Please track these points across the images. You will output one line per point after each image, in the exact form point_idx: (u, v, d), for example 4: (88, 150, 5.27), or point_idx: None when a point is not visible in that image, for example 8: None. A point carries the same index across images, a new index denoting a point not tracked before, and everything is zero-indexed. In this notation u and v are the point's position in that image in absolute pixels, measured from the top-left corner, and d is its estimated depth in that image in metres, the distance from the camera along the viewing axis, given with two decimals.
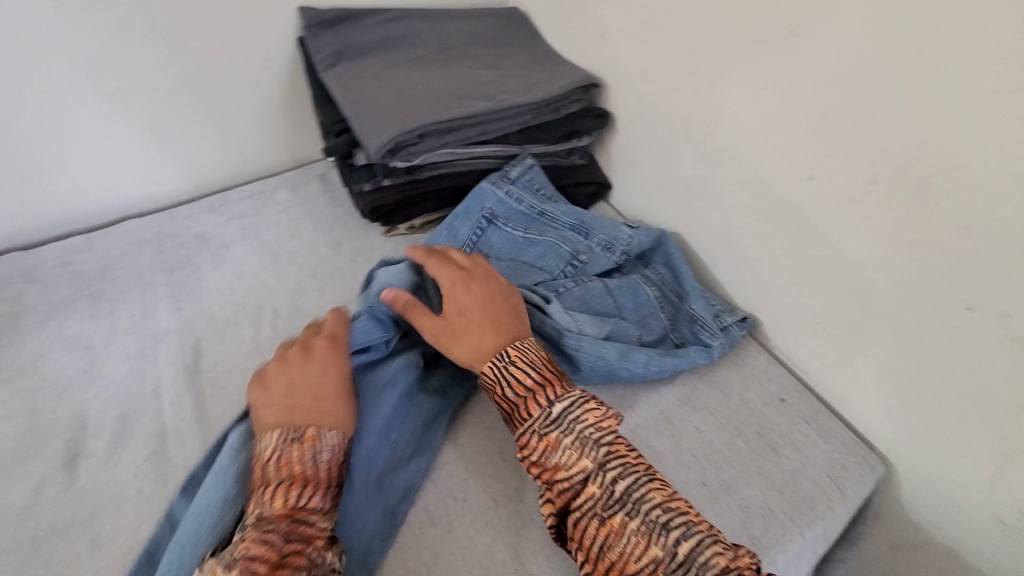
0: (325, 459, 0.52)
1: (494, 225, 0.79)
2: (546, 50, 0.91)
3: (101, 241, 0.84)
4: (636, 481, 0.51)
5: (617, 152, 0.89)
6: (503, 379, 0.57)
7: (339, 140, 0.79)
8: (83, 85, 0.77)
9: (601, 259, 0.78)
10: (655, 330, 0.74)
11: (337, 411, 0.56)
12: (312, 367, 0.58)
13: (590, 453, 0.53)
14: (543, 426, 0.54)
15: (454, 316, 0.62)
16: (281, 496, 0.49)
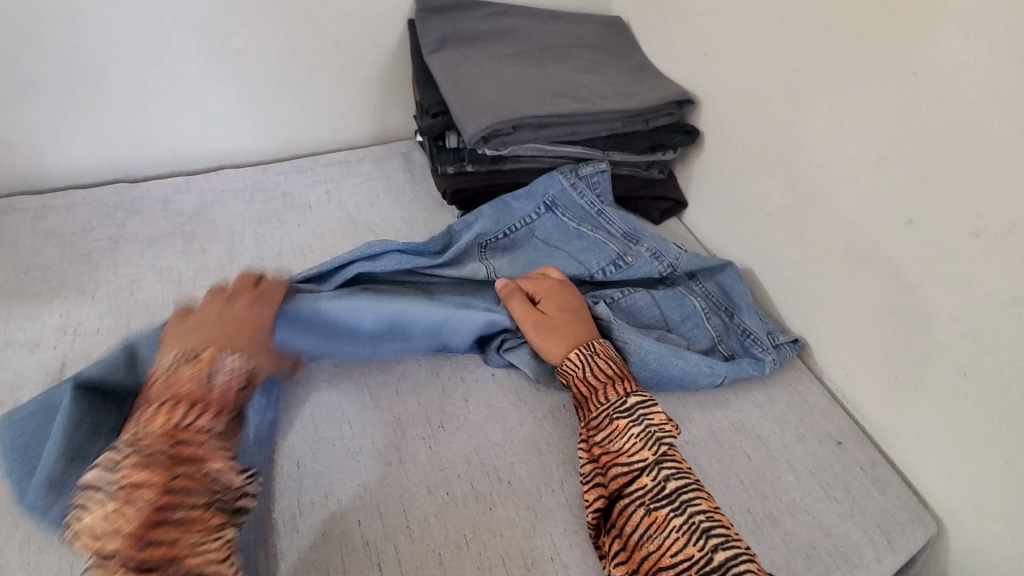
0: (221, 379, 0.52)
1: (551, 213, 0.83)
2: (644, 63, 0.92)
3: (199, 185, 0.90)
4: (688, 485, 0.55)
5: (699, 171, 0.89)
6: (588, 364, 0.63)
7: (435, 121, 0.81)
8: (212, 40, 0.83)
9: (646, 265, 0.78)
10: (703, 345, 0.74)
11: (234, 336, 0.55)
12: (228, 312, 0.59)
13: (652, 446, 0.57)
14: (615, 412, 0.60)
15: (553, 316, 0.67)
16: (166, 417, 0.48)
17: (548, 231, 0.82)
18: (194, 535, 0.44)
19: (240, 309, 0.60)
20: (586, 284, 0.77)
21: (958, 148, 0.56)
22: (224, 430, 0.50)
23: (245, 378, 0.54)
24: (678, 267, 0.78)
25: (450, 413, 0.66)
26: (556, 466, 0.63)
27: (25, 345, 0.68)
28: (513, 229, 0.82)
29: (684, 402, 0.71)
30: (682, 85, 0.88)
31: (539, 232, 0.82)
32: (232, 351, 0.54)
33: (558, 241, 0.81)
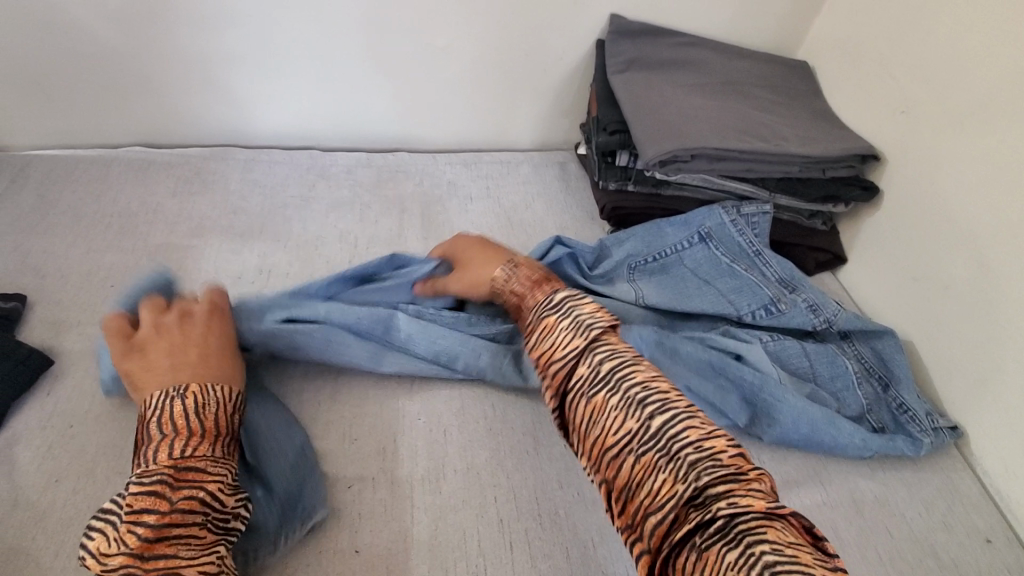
0: (211, 410, 0.53)
1: (705, 244, 0.83)
2: (827, 112, 0.91)
3: (378, 162, 0.99)
4: (623, 362, 0.52)
5: (868, 229, 0.86)
6: (512, 279, 0.64)
7: (611, 138, 0.84)
8: (421, 36, 0.91)
9: (801, 315, 0.76)
10: (852, 410, 0.71)
11: (214, 368, 0.57)
12: (194, 333, 0.59)
13: (583, 334, 0.54)
14: (545, 310, 0.57)
15: (466, 253, 0.71)
16: (166, 450, 0.50)
17: (698, 263, 0.82)
18: (193, 556, 0.47)
19: (205, 328, 0.60)
20: (732, 321, 0.77)
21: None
22: (217, 457, 0.52)
23: (235, 402, 0.56)
24: (834, 324, 0.76)
25: None
26: None
27: (228, 276, 0.79)
28: (663, 254, 0.83)
29: (821, 460, 0.69)
30: (867, 140, 0.86)
31: (688, 261, 0.82)
32: (217, 378, 0.56)
33: (708, 275, 0.81)
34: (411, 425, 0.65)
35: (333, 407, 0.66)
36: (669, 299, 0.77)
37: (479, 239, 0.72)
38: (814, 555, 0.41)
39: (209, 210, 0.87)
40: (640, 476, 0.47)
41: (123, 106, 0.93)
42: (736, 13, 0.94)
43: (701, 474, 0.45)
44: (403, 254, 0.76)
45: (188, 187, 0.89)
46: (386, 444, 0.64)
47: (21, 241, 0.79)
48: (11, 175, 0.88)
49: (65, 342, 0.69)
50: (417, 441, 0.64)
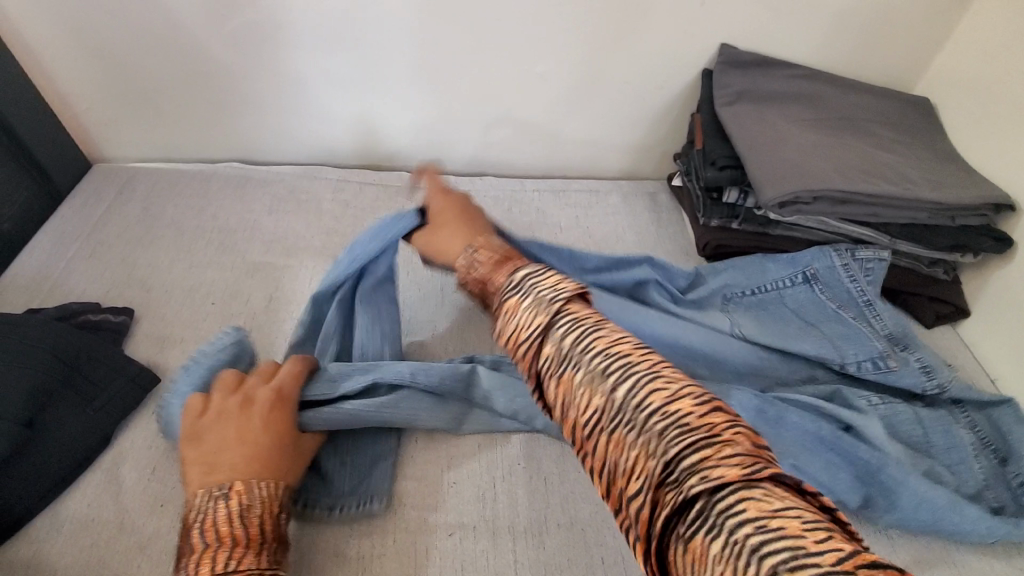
0: (256, 513, 0.47)
1: (810, 287, 0.77)
2: (952, 153, 0.84)
3: (467, 186, 0.98)
4: (584, 329, 0.40)
5: (999, 282, 0.79)
6: (462, 264, 0.56)
7: (721, 174, 0.80)
8: (521, 61, 0.89)
9: (911, 376, 0.69)
10: (970, 487, 0.63)
11: (272, 462, 0.51)
12: (252, 425, 0.52)
13: (546, 309, 0.42)
14: (505, 293, 0.46)
15: (438, 219, 0.66)
16: (211, 564, 0.43)
17: (801, 303, 0.76)
18: None
19: (264, 420, 0.53)
20: (834, 372, 0.71)
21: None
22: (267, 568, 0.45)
23: (281, 501, 0.50)
24: (948, 391, 0.68)
25: None
26: None
27: None
28: (762, 289, 0.77)
29: (936, 544, 0.62)
30: (1001, 186, 0.79)
31: (789, 301, 0.76)
32: (263, 475, 0.50)
33: (811, 318, 0.74)
34: (508, 469, 0.62)
35: (430, 445, 0.64)
36: (769, 337, 0.71)
37: (440, 210, 0.67)
38: (829, 536, 0.29)
39: (303, 230, 0.87)
40: (609, 455, 0.36)
41: (223, 124, 0.95)
42: (854, 46, 0.89)
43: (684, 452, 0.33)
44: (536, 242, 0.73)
45: (282, 206, 0.90)
46: (484, 490, 0.61)
47: (127, 254, 0.81)
48: (118, 188, 0.90)
49: (169, 359, 0.69)
50: (516, 488, 0.61)
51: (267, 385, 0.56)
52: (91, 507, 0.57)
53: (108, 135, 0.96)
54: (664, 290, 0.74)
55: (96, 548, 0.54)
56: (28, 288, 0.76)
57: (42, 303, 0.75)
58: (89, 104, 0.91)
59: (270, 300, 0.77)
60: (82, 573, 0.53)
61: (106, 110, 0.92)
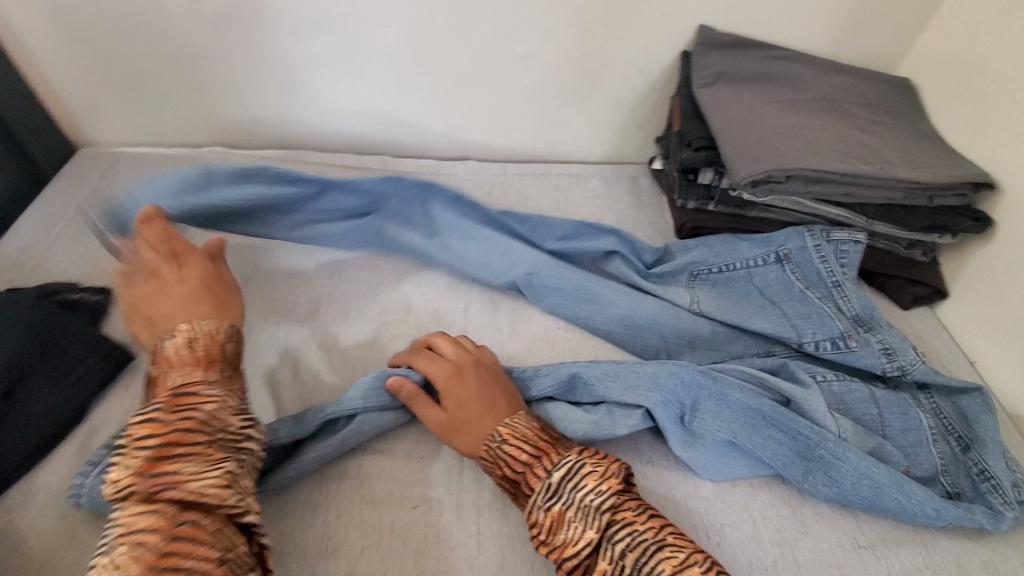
0: (202, 339, 0.57)
1: (780, 266, 0.78)
2: (933, 135, 0.84)
3: (448, 170, 0.98)
4: (638, 545, 0.50)
5: (975, 263, 0.78)
6: (499, 460, 0.56)
7: (696, 154, 0.80)
8: (502, 44, 0.89)
9: (871, 358, 0.69)
10: (924, 470, 0.63)
11: (215, 306, 0.62)
12: (186, 283, 0.66)
13: (595, 524, 0.51)
14: (546, 500, 0.52)
15: (456, 409, 0.59)
16: (172, 382, 0.54)
17: (768, 282, 0.77)
18: (197, 470, 0.48)
19: (199, 281, 0.67)
20: (792, 349, 0.72)
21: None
22: (211, 379, 0.55)
23: (227, 334, 0.59)
24: (910, 373, 0.68)
25: (660, 451, 0.64)
26: (769, 543, 0.58)
27: (298, 279, 0.79)
28: (731, 267, 0.79)
29: (887, 525, 0.61)
30: (980, 165, 0.78)
31: (758, 279, 0.78)
32: (213, 317, 0.60)
33: (776, 296, 0.76)
34: None
35: None
36: (728, 313, 0.74)
37: (471, 386, 0.60)
38: None
39: None
40: None
41: (206, 108, 0.95)
42: (836, 26, 0.88)
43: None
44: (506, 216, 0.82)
45: None
46: (450, 464, 0.62)
47: (108, 235, 0.82)
48: (101, 171, 0.91)
49: (145, 337, 0.70)
50: None
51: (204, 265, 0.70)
52: (65, 477, 0.58)
53: (92, 120, 0.96)
54: (629, 263, 0.79)
55: (69, 515, 0.56)
56: (10, 268, 0.77)
57: (24, 282, 0.76)
58: (73, 89, 0.92)
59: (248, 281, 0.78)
60: (53, 540, 0.54)
61: (90, 95, 0.93)
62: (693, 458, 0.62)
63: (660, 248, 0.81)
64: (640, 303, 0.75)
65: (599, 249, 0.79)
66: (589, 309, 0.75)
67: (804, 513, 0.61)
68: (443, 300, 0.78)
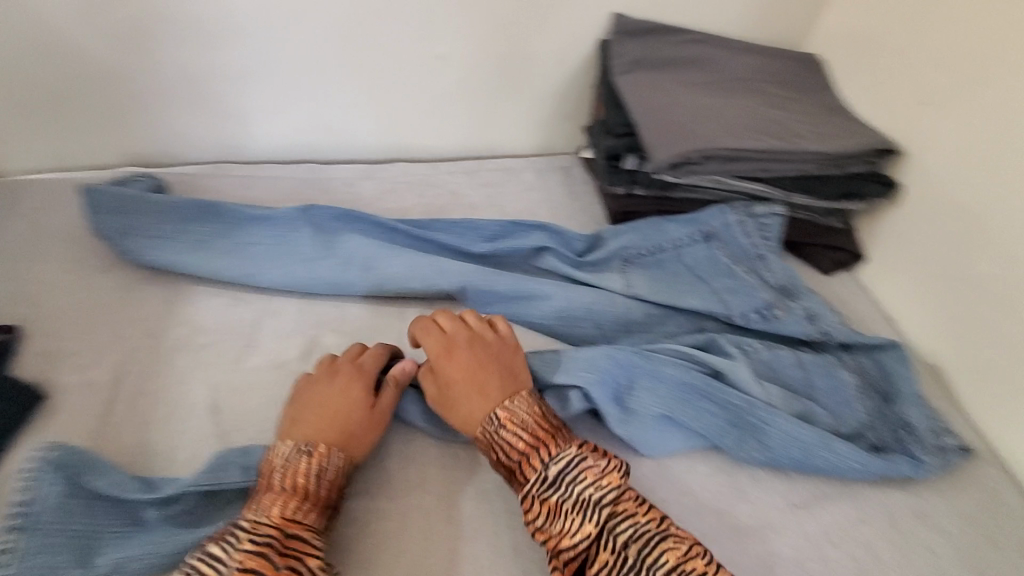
0: (328, 477, 0.55)
1: (708, 244, 0.80)
2: (841, 107, 0.87)
3: (379, 174, 0.96)
4: (641, 538, 0.50)
5: (887, 226, 0.82)
6: (495, 444, 0.56)
7: (619, 141, 0.82)
8: (421, 42, 0.89)
9: (795, 324, 0.72)
10: (851, 427, 0.66)
11: (358, 438, 0.58)
12: (351, 391, 0.61)
13: (593, 517, 0.51)
14: (543, 490, 0.53)
15: (452, 387, 0.60)
16: (284, 507, 0.51)
17: (697, 261, 0.79)
18: None
19: (348, 385, 0.61)
20: (723, 323, 0.75)
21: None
22: (319, 527, 0.52)
23: (347, 475, 0.57)
24: (832, 335, 0.71)
25: (601, 436, 0.65)
26: (709, 513, 0.60)
27: (227, 298, 0.77)
28: (661, 249, 0.81)
29: (819, 483, 0.63)
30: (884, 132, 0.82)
31: (688, 258, 0.80)
32: (344, 444, 0.57)
33: (705, 273, 0.78)
34: (420, 450, 0.63)
35: None
36: (660, 294, 0.76)
37: (467, 364, 0.61)
38: None
39: None
40: None
41: (116, 128, 0.91)
42: (744, 8, 0.91)
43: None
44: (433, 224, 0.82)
45: None
46: (393, 472, 0.61)
47: (16, 270, 0.77)
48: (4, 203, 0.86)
49: (61, 375, 0.67)
50: (425, 467, 0.62)
51: (353, 361, 0.64)
52: None
53: None
54: (558, 254, 0.80)
55: None
56: None
57: None
58: None
59: (172, 306, 0.75)
60: None
61: None
62: (632, 435, 0.63)
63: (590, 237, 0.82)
64: (575, 292, 0.76)
65: (530, 245, 0.80)
66: (525, 301, 0.75)
67: (740, 480, 0.63)
68: (378, 307, 0.77)
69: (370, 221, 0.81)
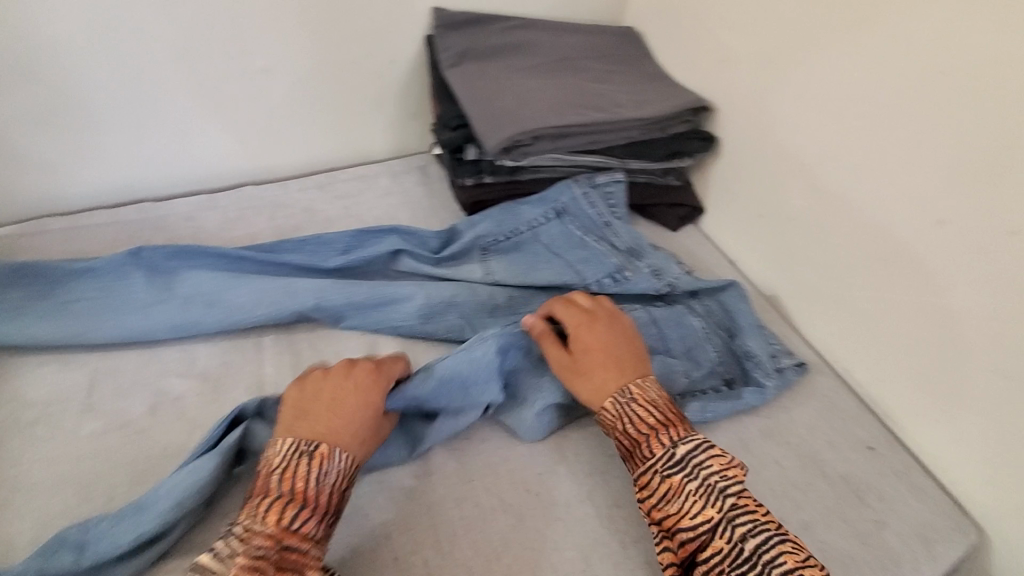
0: (329, 482, 0.51)
1: (560, 219, 0.83)
2: (661, 72, 0.93)
3: (223, 202, 0.91)
4: (767, 540, 0.48)
5: (716, 177, 0.88)
6: (623, 415, 0.58)
7: (455, 134, 0.82)
8: (237, 60, 0.85)
9: (645, 281, 0.76)
10: (704, 369, 0.70)
11: (355, 438, 0.55)
12: (356, 395, 0.57)
13: (717, 504, 0.51)
14: (666, 467, 0.54)
15: (581, 354, 0.62)
16: (278, 514, 0.48)
17: (552, 237, 0.82)
18: None
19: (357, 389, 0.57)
20: (582, 293, 0.77)
21: (1016, 138, 0.53)
22: (320, 536, 0.49)
23: (346, 481, 0.53)
24: (678, 285, 0.76)
25: (474, 426, 0.66)
26: (583, 477, 0.63)
27: (57, 363, 0.70)
28: (517, 232, 0.82)
29: None
30: (698, 91, 0.88)
31: (543, 237, 0.82)
32: (348, 449, 0.54)
33: (560, 248, 0.80)
34: None
35: None
36: (518, 276, 0.78)
37: (604, 337, 0.63)
38: None
39: None
40: None
41: None
42: None
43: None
44: (279, 245, 0.79)
45: None
46: None
47: None
48: None
49: None
50: None
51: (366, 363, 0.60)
52: None
53: None
54: (415, 256, 0.80)
55: None
56: None
57: None
58: None
59: None
60: None
61: None
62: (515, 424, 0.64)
63: (444, 232, 0.82)
64: (433, 288, 0.75)
65: (382, 250, 0.78)
66: (385, 307, 0.74)
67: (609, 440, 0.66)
68: (233, 341, 0.74)
69: (210, 254, 0.76)
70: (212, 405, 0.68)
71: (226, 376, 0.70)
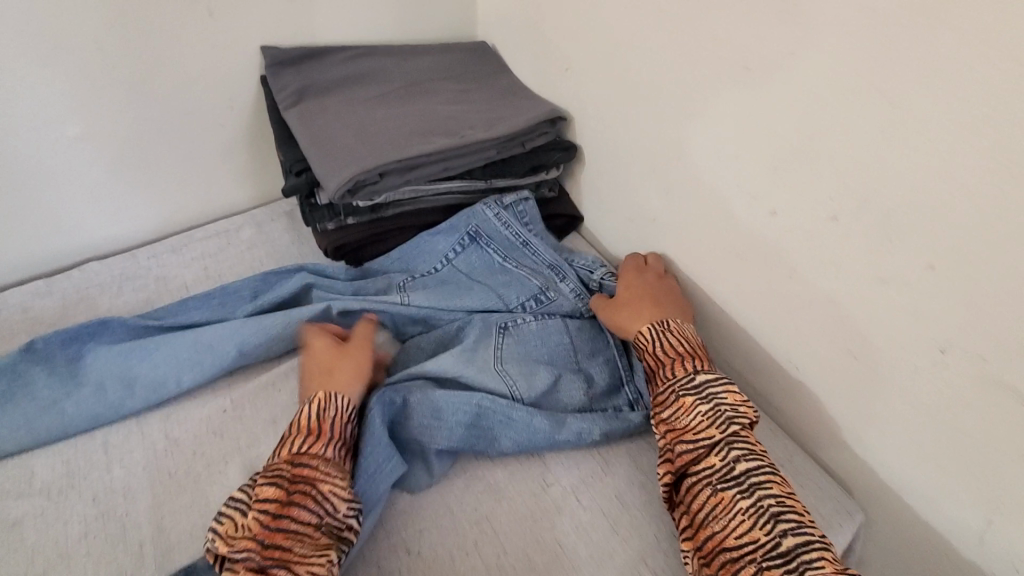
0: (329, 413, 0.57)
1: (476, 244, 0.78)
2: (515, 84, 0.90)
3: (61, 284, 0.82)
4: (760, 467, 0.53)
5: (585, 184, 0.87)
6: (656, 341, 0.64)
7: (299, 179, 0.77)
8: (47, 131, 0.76)
9: (567, 300, 0.74)
10: (605, 385, 0.69)
11: (342, 379, 0.61)
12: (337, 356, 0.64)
13: (722, 426, 0.55)
14: (683, 388, 0.58)
15: (626, 295, 0.70)
16: (289, 446, 0.54)
17: (472, 265, 0.78)
18: (307, 552, 0.49)
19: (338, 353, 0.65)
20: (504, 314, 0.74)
21: (810, 128, 0.54)
22: (330, 457, 0.55)
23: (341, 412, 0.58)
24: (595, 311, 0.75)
25: None
26: (466, 526, 0.59)
27: None
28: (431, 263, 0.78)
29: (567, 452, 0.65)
30: (552, 101, 0.86)
31: (462, 266, 0.78)
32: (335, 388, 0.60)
33: (479, 275, 0.77)
34: None
35: None
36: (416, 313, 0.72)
37: (659, 285, 0.71)
38: None
39: None
40: None
41: None
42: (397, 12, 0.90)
43: (785, 529, 0.49)
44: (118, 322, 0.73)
45: None
46: None
47: None
48: None
49: None
50: None
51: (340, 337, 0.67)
52: None
53: None
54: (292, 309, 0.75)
55: None
56: None
57: None
58: None
59: None
60: None
61: None
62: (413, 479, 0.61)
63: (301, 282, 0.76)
64: None
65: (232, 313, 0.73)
66: None
67: (495, 480, 0.63)
68: (77, 445, 0.66)
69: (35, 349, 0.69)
70: (52, 526, 0.60)
71: (68, 489, 0.63)
